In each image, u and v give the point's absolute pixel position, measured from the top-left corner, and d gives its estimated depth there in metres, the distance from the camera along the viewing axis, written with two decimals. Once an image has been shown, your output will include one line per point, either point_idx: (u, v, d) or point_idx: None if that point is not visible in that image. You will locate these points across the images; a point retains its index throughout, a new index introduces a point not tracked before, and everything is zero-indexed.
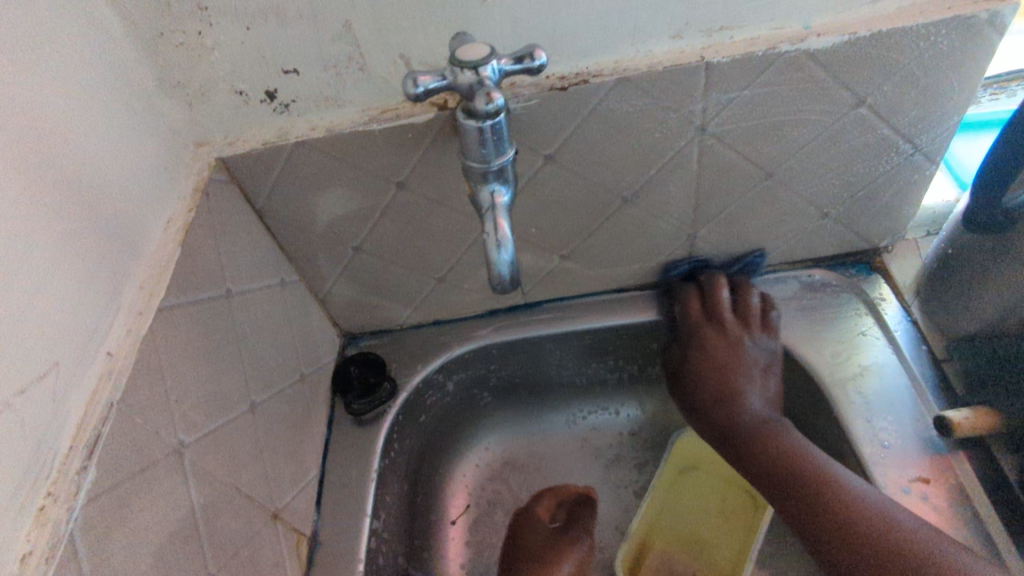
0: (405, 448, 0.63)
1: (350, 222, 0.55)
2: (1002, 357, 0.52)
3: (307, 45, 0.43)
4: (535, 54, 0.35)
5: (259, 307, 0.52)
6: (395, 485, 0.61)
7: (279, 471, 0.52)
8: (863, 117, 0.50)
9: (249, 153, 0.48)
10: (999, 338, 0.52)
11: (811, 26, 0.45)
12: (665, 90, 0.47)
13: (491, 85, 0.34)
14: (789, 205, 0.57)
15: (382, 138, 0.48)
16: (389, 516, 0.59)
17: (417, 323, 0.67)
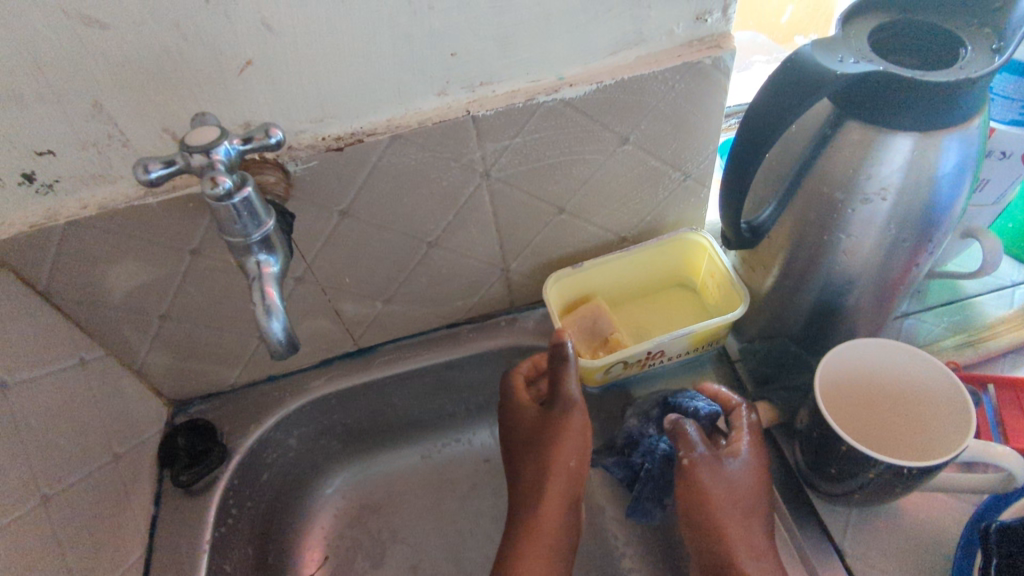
0: (246, 511, 0.61)
1: (148, 292, 0.53)
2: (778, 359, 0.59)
3: (57, 126, 0.42)
4: (269, 132, 0.37)
5: (51, 394, 0.50)
6: (237, 551, 0.59)
7: (86, 563, 0.50)
8: (631, 152, 0.55)
9: (15, 237, 0.46)
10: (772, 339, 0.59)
11: (563, 77, 0.49)
12: (440, 144, 0.50)
13: (223, 168, 0.36)
14: (588, 234, 0.62)
15: (162, 210, 0.48)
16: None
17: (249, 382, 0.66)
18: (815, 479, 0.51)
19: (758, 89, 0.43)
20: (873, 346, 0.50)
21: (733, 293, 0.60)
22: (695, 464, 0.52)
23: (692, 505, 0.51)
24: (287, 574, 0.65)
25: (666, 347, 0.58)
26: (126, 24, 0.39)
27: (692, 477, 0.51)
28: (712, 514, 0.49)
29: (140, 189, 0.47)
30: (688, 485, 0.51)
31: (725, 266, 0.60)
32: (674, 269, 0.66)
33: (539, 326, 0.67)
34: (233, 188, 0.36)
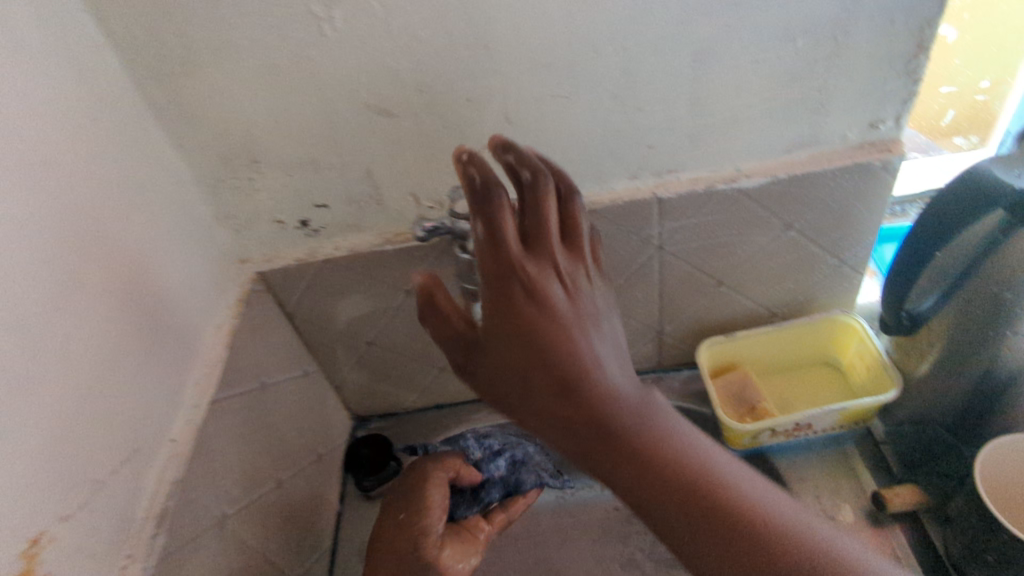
0: None
1: (364, 321, 0.64)
2: (933, 447, 0.60)
3: (336, 186, 0.54)
4: None
5: (288, 396, 0.61)
6: None
7: (298, 542, 0.59)
8: (793, 238, 0.61)
9: (284, 268, 0.58)
10: (929, 427, 0.61)
11: (741, 169, 0.56)
12: (625, 218, 0.58)
13: None
14: (741, 306, 0.67)
15: (394, 255, 0.58)
16: None
17: (419, 407, 0.75)
18: (966, 565, 0.52)
19: (941, 189, 0.48)
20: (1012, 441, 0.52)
21: (882, 378, 0.63)
22: (524, 310, 0.37)
23: (527, 354, 0.37)
24: None
25: (815, 421, 0.62)
26: (406, 114, 0.50)
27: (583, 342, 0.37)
28: (562, 356, 0.37)
29: (382, 238, 0.58)
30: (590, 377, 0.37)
31: (877, 349, 0.63)
32: (823, 351, 0.70)
33: (682, 387, 0.73)
34: None
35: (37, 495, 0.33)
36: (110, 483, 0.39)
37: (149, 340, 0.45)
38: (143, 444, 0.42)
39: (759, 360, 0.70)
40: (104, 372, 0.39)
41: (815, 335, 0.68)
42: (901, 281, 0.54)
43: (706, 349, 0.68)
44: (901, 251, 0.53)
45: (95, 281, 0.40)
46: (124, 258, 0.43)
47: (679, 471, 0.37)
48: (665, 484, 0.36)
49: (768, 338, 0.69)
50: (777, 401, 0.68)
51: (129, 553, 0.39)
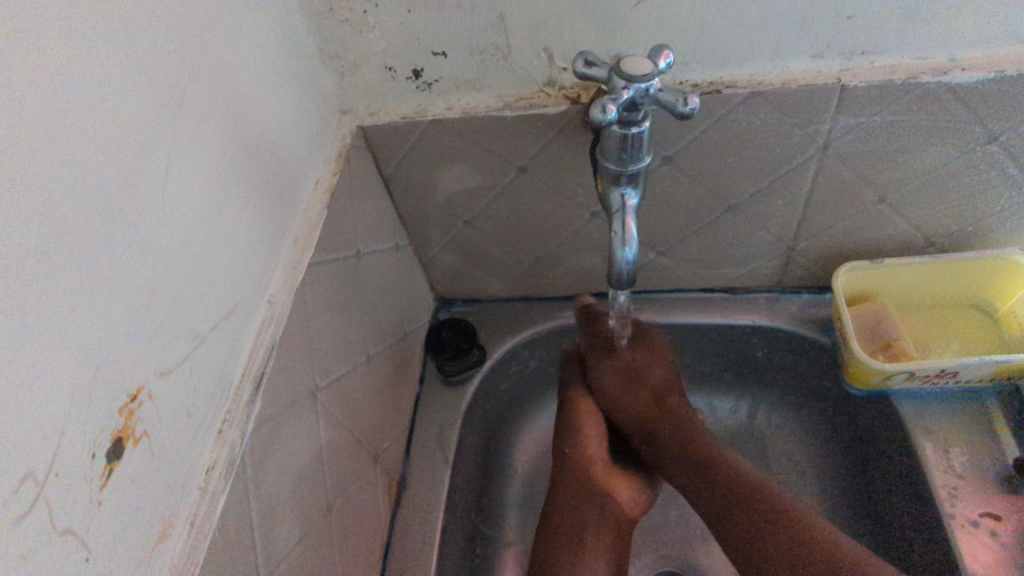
0: (472, 432, 0.65)
1: (465, 197, 0.58)
2: None
3: (459, 31, 0.46)
4: (689, 100, 0.36)
5: (380, 266, 0.56)
6: (467, 456, 0.63)
7: (383, 420, 0.56)
8: (992, 155, 0.50)
9: (388, 124, 0.51)
10: None
11: (956, 58, 0.45)
12: (794, 107, 0.48)
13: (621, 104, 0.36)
14: (897, 230, 0.57)
15: (513, 124, 0.51)
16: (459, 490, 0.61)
17: (507, 296, 0.70)
18: None
19: None
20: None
21: None
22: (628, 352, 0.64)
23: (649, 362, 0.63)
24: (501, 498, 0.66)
25: (964, 370, 0.54)
26: None
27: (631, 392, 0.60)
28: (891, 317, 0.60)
29: (501, 101, 0.50)
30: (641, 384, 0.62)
31: None
32: (985, 293, 0.60)
33: (801, 312, 0.65)
34: (627, 121, 0.38)
35: (139, 345, 0.30)
36: (208, 339, 0.35)
37: (250, 186, 0.39)
38: (240, 302, 0.38)
39: (903, 294, 0.61)
40: (200, 217, 0.35)
41: (979, 275, 0.58)
42: None
43: (844, 273, 0.60)
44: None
45: (192, 109, 0.34)
46: (226, 88, 0.37)
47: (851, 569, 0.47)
48: (686, 461, 0.55)
49: (921, 270, 0.59)
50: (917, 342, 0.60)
51: (226, 416, 0.36)
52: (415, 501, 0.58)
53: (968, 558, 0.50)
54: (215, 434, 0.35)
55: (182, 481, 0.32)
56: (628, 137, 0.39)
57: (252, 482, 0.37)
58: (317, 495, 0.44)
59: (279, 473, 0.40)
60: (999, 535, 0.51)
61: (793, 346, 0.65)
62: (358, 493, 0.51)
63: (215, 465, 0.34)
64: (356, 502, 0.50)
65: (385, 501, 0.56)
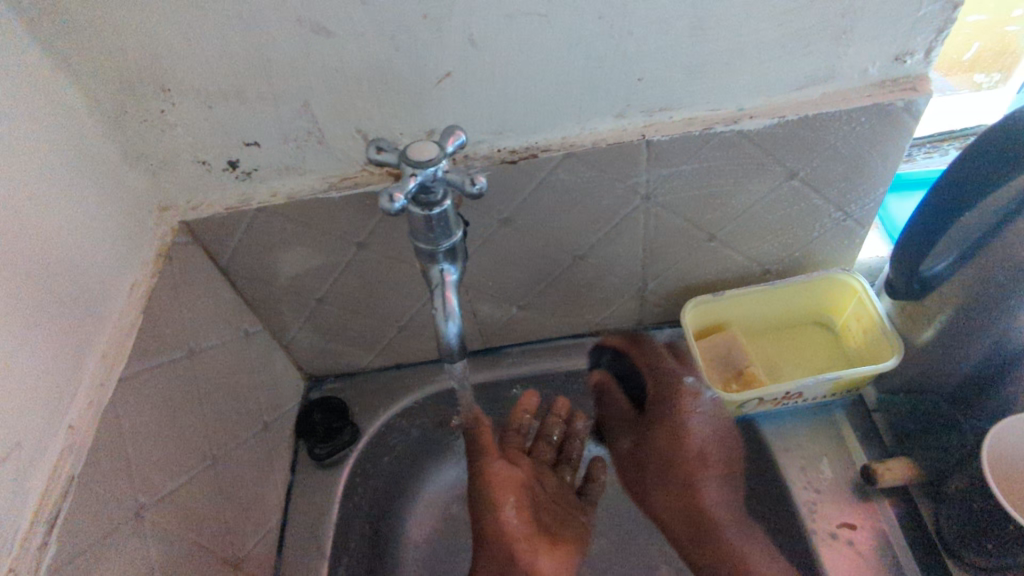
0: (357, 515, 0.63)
1: (312, 277, 0.57)
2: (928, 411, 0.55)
3: (266, 121, 0.45)
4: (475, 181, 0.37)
5: (224, 360, 0.54)
6: (351, 541, 0.61)
7: (242, 520, 0.53)
8: (796, 189, 0.54)
9: (211, 217, 0.50)
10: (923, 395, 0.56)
11: (743, 108, 0.48)
12: (608, 164, 0.50)
13: (407, 192, 0.36)
14: (733, 263, 0.60)
15: (341, 205, 0.50)
16: None
17: (380, 366, 0.69)
18: (961, 550, 0.49)
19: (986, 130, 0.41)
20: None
21: (883, 342, 0.57)
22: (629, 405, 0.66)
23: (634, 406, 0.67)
24: None
25: (806, 389, 0.56)
26: (348, 33, 0.41)
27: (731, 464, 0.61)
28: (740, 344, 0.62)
29: (326, 183, 0.50)
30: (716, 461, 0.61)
31: (878, 311, 0.58)
32: (821, 310, 0.64)
33: (664, 347, 0.67)
34: (423, 204, 0.38)
35: None
36: None
37: (37, 308, 0.37)
38: (25, 438, 0.35)
39: (750, 319, 0.65)
40: None
41: (812, 294, 0.63)
42: (911, 252, 0.49)
43: (691, 305, 0.62)
44: (919, 210, 0.47)
45: None
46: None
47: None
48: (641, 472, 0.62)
49: (759, 295, 0.63)
50: (767, 364, 0.63)
51: (10, 568, 0.33)
52: None
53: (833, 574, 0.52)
54: None
55: None
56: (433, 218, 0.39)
57: None
58: None
59: None
60: (855, 545, 0.53)
61: (662, 381, 0.67)
62: None
63: None
64: None
65: None
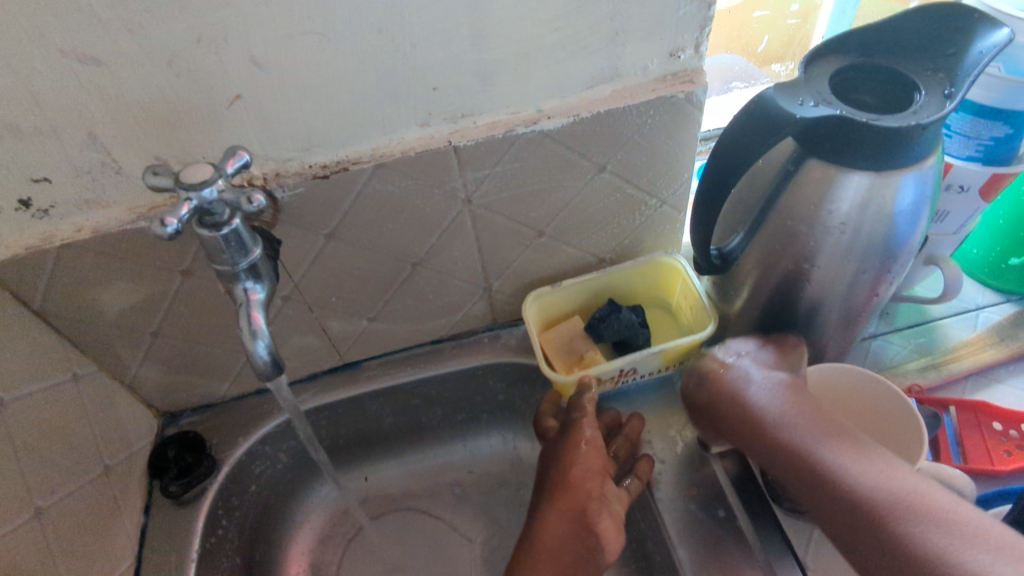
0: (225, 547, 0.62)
1: (140, 311, 0.55)
2: None
3: (52, 155, 0.44)
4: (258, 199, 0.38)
5: (46, 406, 0.51)
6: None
7: (80, 571, 0.51)
8: (609, 181, 0.57)
9: (9, 258, 0.48)
10: None
11: (541, 108, 0.51)
12: (421, 171, 0.52)
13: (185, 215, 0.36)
14: (569, 256, 0.64)
15: (153, 233, 0.49)
16: None
17: (238, 394, 0.68)
18: (782, 493, 0.54)
19: (731, 120, 0.46)
20: (824, 367, 0.57)
21: (705, 315, 0.62)
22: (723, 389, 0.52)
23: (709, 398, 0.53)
24: None
25: (639, 366, 0.60)
26: (120, 60, 0.40)
27: (821, 406, 0.49)
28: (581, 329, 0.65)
29: (134, 214, 0.49)
30: (799, 405, 0.48)
31: (698, 290, 0.62)
32: (654, 289, 0.68)
33: (519, 343, 0.69)
34: (210, 227, 0.39)
35: None
36: None
37: None
38: None
39: (591, 305, 0.68)
40: None
41: (643, 275, 0.66)
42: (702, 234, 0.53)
43: (532, 300, 0.65)
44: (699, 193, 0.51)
45: None
46: None
47: (921, 542, 0.38)
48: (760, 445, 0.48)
49: (595, 282, 0.66)
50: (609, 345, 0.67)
51: None
52: None
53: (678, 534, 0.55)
54: None
55: None
56: (229, 238, 0.40)
57: None
58: None
59: None
60: (696, 507, 0.57)
61: (521, 375, 0.69)
62: None
63: None
64: None
65: None
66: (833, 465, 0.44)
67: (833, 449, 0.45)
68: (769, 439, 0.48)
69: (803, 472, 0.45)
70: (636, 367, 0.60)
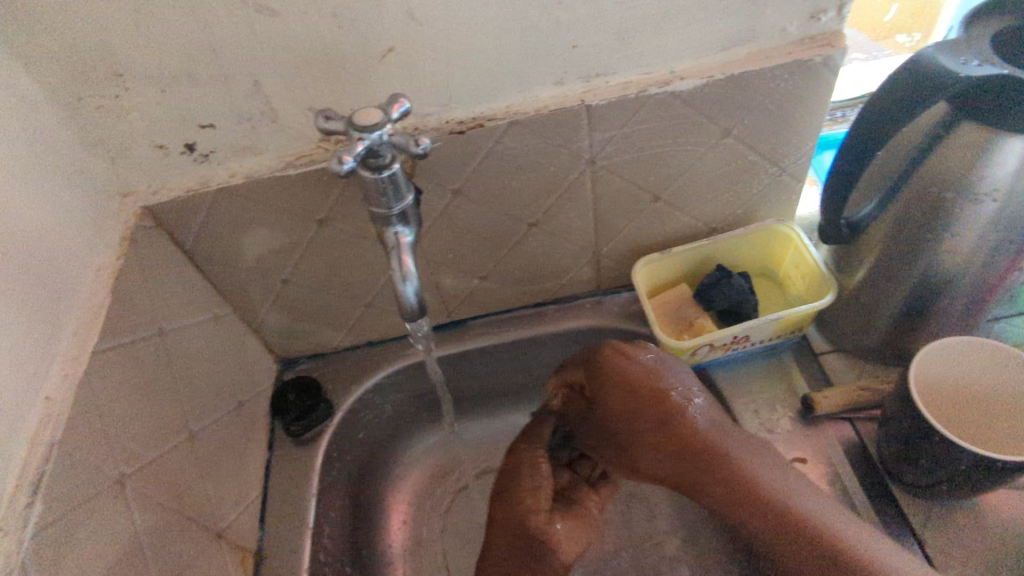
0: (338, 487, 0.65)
1: (275, 258, 0.59)
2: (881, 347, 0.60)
3: (220, 103, 0.47)
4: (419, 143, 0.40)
5: (194, 340, 0.56)
6: (333, 512, 0.63)
7: (221, 494, 0.55)
8: (732, 146, 0.57)
9: (171, 200, 0.52)
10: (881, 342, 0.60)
11: (674, 70, 0.51)
12: (552, 130, 0.53)
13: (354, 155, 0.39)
14: (681, 223, 0.64)
15: (299, 181, 0.52)
16: (329, 546, 0.61)
17: (350, 344, 0.71)
18: (900, 469, 0.52)
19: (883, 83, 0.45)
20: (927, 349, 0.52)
21: (821, 284, 0.61)
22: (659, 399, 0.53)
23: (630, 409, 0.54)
24: (380, 543, 0.67)
25: (752, 333, 0.60)
26: (292, 12, 0.43)
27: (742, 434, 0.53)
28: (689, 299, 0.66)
29: (283, 162, 0.52)
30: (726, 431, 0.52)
31: (814, 259, 0.61)
32: (763, 258, 0.68)
33: (622, 309, 0.70)
34: (373, 168, 0.41)
35: None
36: None
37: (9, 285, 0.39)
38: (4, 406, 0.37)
39: (697, 272, 0.69)
40: None
41: (753, 243, 0.66)
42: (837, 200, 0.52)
43: (640, 264, 0.66)
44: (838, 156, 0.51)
45: None
46: None
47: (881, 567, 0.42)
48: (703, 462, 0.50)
49: (704, 249, 0.66)
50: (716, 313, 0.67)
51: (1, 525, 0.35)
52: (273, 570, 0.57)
53: None
54: None
55: None
56: (386, 183, 0.42)
57: None
58: None
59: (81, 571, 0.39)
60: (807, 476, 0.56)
61: (623, 342, 0.70)
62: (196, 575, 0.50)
63: None
64: None
65: None
66: (813, 528, 0.46)
67: (750, 485, 0.49)
68: (726, 465, 0.50)
69: (780, 517, 0.47)
70: (748, 333, 0.60)
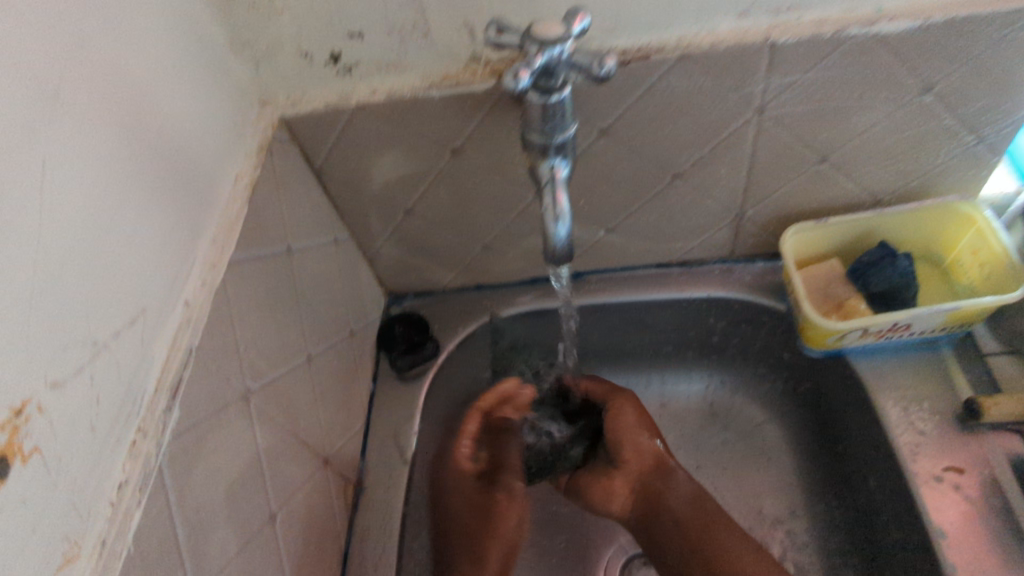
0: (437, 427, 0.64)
1: (401, 186, 0.56)
2: None
3: (372, 9, 0.43)
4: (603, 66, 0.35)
5: (316, 261, 0.54)
6: None
7: (331, 420, 0.55)
8: (928, 105, 0.49)
9: (309, 112, 0.49)
10: None
11: (883, 9, 0.44)
12: (724, 69, 0.47)
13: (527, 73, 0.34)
14: (843, 190, 0.57)
15: (440, 104, 0.48)
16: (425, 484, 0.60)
17: (460, 285, 0.68)
18: None
19: None
20: None
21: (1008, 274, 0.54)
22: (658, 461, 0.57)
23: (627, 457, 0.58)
24: None
25: (916, 322, 0.53)
26: None
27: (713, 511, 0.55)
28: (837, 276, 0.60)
29: (426, 81, 0.48)
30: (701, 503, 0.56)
31: (1005, 245, 0.54)
32: (931, 239, 0.60)
33: (755, 279, 0.64)
34: (541, 90, 0.37)
35: (36, 356, 0.28)
36: (112, 348, 0.33)
37: (158, 184, 0.37)
38: (149, 307, 0.36)
39: (851, 247, 0.62)
40: (94, 214, 0.32)
41: (925, 221, 0.59)
42: None
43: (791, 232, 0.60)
44: None
45: (77, 101, 0.32)
46: (122, 80, 0.35)
47: None
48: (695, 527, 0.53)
49: (866, 222, 0.59)
50: None
51: (141, 427, 0.34)
52: (373, 502, 0.57)
53: (937, 514, 0.49)
54: (130, 446, 0.33)
55: (91, 501, 0.31)
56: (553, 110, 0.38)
57: (173, 497, 0.35)
58: (256, 502, 0.43)
59: (207, 481, 0.38)
60: (961, 487, 0.50)
61: (751, 314, 0.65)
62: (305, 497, 0.49)
63: (127, 481, 0.33)
64: (303, 506, 0.49)
65: (339, 503, 0.55)
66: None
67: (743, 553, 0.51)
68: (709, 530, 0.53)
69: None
70: (911, 322, 0.53)
